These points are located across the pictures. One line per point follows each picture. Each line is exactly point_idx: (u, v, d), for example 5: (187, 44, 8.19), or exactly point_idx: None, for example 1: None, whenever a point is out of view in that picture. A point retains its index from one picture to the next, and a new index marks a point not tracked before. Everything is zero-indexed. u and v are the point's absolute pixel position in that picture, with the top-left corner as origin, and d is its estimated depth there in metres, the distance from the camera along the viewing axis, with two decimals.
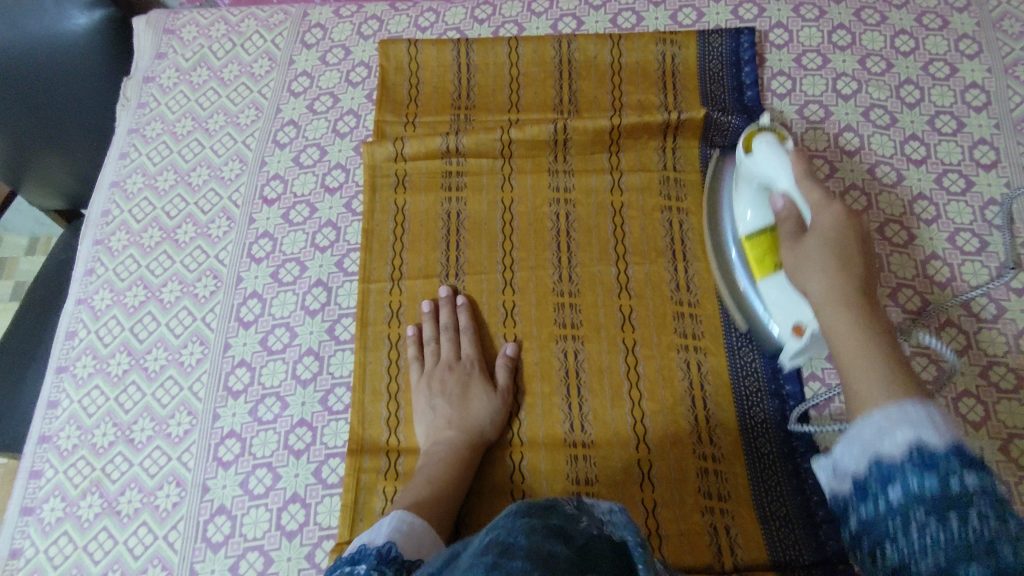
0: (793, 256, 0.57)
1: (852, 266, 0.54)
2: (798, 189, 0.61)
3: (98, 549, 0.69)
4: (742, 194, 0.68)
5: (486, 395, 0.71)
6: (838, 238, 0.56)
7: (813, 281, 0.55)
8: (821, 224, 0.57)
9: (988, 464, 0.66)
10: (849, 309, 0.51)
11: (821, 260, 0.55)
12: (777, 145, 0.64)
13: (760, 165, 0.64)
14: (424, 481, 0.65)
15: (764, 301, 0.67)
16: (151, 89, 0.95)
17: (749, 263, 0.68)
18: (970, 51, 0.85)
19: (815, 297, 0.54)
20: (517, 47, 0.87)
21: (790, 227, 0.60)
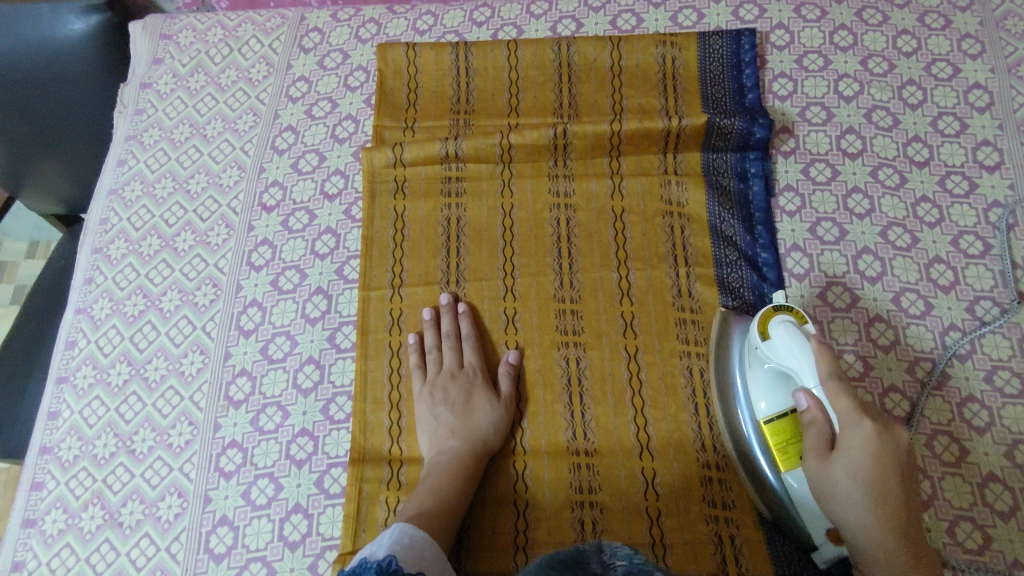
0: (822, 474, 0.56)
1: (889, 500, 0.53)
2: (824, 394, 0.57)
3: (100, 561, 0.69)
4: (756, 379, 0.64)
5: (490, 404, 0.71)
6: (872, 465, 0.54)
7: (850, 515, 0.54)
8: (851, 445, 0.55)
9: (993, 470, 0.66)
10: (902, 568, 0.52)
11: (858, 496, 0.54)
12: (799, 334, 0.60)
13: (782, 351, 0.60)
14: (427, 492, 0.65)
15: (790, 498, 0.62)
16: (148, 95, 0.95)
17: (766, 450, 0.63)
18: (973, 51, 0.85)
19: (855, 533, 0.54)
20: (516, 50, 0.87)
21: (817, 437, 0.57)
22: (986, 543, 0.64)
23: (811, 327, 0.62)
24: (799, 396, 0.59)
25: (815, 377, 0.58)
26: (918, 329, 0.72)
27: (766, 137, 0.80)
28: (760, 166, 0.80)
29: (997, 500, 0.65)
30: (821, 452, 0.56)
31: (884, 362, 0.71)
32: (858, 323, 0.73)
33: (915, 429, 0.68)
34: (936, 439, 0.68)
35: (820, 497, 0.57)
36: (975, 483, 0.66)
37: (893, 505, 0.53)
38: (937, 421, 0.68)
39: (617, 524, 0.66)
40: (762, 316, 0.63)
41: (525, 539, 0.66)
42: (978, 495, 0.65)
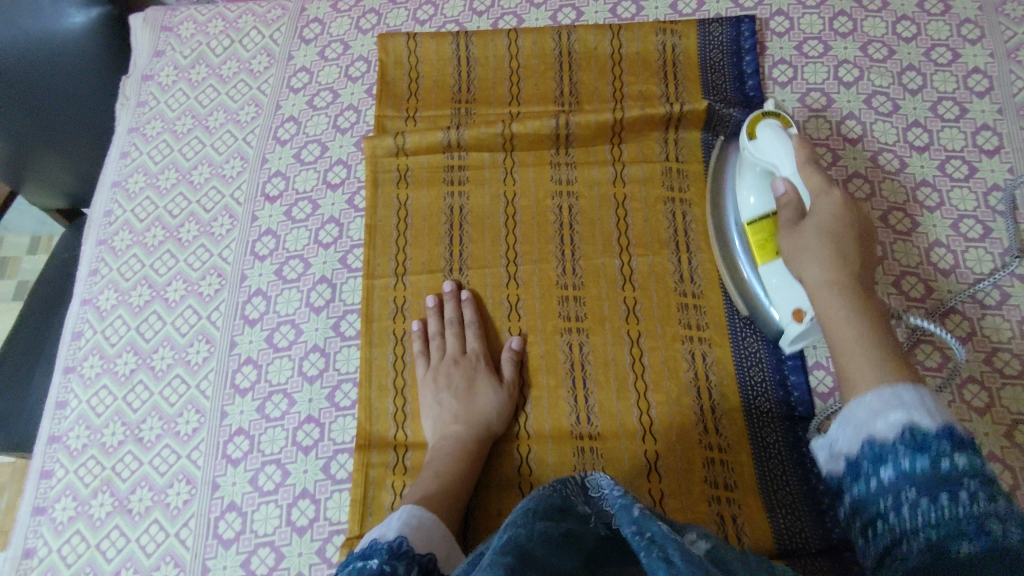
0: (791, 236, 0.64)
1: (846, 258, 0.60)
2: (798, 173, 0.66)
3: (111, 547, 0.70)
4: (744, 180, 0.73)
5: (492, 389, 0.71)
6: (839, 225, 0.62)
7: (809, 267, 0.61)
8: (820, 210, 0.63)
9: (992, 450, 0.67)
10: (846, 296, 0.58)
11: (820, 246, 0.61)
12: (785, 137, 0.68)
13: (766, 149, 0.69)
14: (433, 476, 0.66)
15: (764, 285, 0.70)
16: (150, 87, 0.95)
17: (750, 245, 0.72)
18: (972, 36, 0.85)
19: (811, 281, 0.61)
20: (517, 39, 0.87)
21: (790, 211, 0.66)
22: None
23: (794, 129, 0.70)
24: (778, 186, 0.68)
25: (790, 166, 0.67)
26: (918, 312, 0.73)
27: None
28: None
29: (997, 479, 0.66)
30: (795, 210, 0.66)
31: None
32: None
33: None
34: None
35: (789, 260, 0.64)
36: None
37: (847, 252, 0.61)
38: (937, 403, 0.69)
39: None
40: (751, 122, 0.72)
41: None
42: None
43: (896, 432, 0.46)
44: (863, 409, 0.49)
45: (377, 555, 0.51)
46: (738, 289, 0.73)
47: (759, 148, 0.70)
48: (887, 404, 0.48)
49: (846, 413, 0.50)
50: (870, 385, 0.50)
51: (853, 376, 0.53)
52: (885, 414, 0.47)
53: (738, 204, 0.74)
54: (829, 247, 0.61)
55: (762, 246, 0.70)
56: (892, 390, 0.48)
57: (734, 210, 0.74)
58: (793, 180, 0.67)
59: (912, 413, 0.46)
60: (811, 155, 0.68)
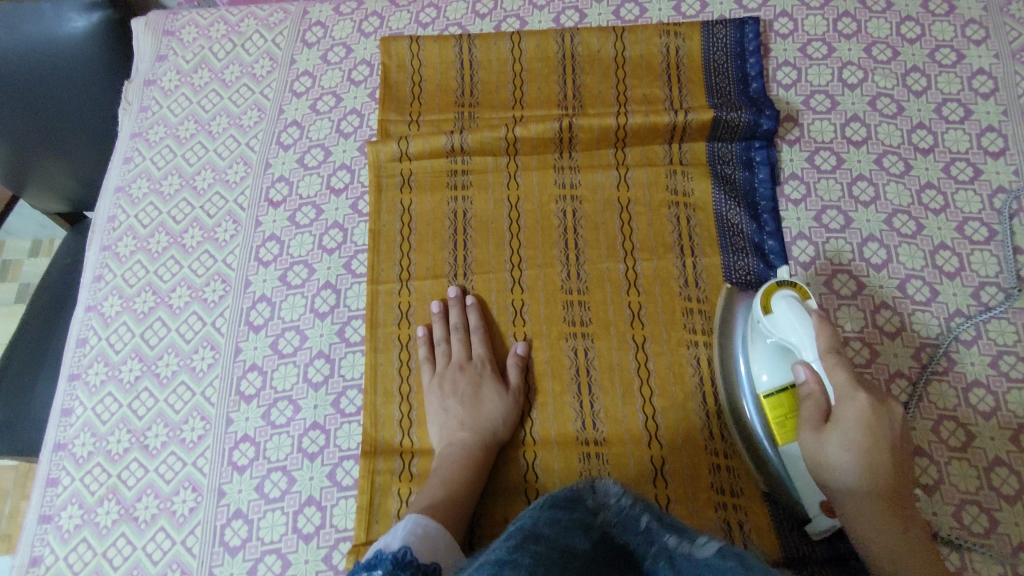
0: (817, 444, 0.58)
1: (882, 461, 0.56)
2: (823, 364, 0.59)
3: (117, 555, 0.70)
4: (759, 352, 0.65)
5: (499, 395, 0.71)
6: (868, 430, 0.57)
7: (840, 485, 0.57)
8: (846, 416, 0.57)
9: (999, 454, 0.67)
10: (886, 522, 0.56)
11: (849, 466, 0.56)
12: (801, 310, 0.62)
13: (783, 326, 0.62)
14: (440, 483, 0.66)
15: (783, 462, 0.64)
16: (153, 92, 0.95)
17: (765, 423, 0.64)
18: (977, 37, 0.85)
19: (847, 505, 0.57)
20: (520, 42, 0.87)
21: (813, 410, 0.59)
22: (992, 526, 0.64)
23: (812, 303, 0.63)
24: (798, 370, 0.61)
25: (811, 351, 0.60)
26: (923, 316, 0.73)
27: (773, 129, 0.79)
28: (765, 154, 0.80)
29: (1003, 484, 0.66)
30: (813, 416, 0.59)
31: (890, 348, 0.72)
32: (864, 310, 0.73)
33: (920, 415, 0.69)
34: (942, 424, 0.68)
35: (816, 469, 0.59)
36: (981, 467, 0.67)
37: (883, 470, 0.56)
38: (943, 407, 0.69)
39: None
40: (765, 290, 0.65)
41: None
42: (984, 479, 0.66)
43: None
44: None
45: (382, 564, 0.52)
46: (755, 464, 0.67)
47: (777, 324, 0.63)
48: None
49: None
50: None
51: None
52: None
53: (749, 373, 0.66)
54: (866, 488, 0.56)
55: (782, 425, 0.63)
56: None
57: (743, 366, 0.67)
58: (815, 374, 0.60)
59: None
60: (833, 333, 0.60)
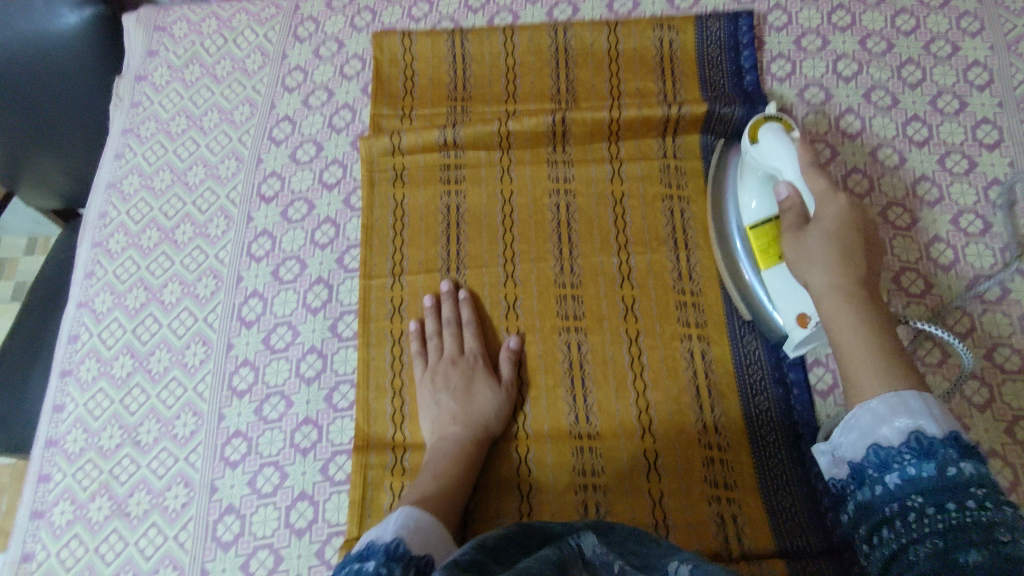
0: (795, 247, 0.61)
1: (855, 258, 0.59)
2: (802, 179, 0.64)
3: (109, 551, 0.70)
4: (750, 181, 0.71)
5: (492, 388, 0.71)
6: (840, 228, 0.60)
7: (813, 277, 0.59)
8: (824, 215, 0.61)
9: (993, 446, 0.67)
10: (848, 304, 0.56)
11: (824, 256, 0.59)
12: (783, 134, 0.66)
13: (767, 151, 0.67)
14: (432, 476, 0.65)
15: (767, 289, 0.69)
16: (144, 88, 0.94)
17: (750, 246, 0.71)
18: (972, 29, 0.84)
19: (815, 289, 0.59)
20: (513, 36, 0.86)
21: (794, 219, 0.63)
22: None
23: (797, 133, 0.67)
24: (780, 188, 0.66)
25: (794, 168, 0.65)
26: (918, 308, 0.73)
27: None
28: None
29: (998, 475, 0.65)
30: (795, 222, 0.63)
31: None
32: None
33: None
34: None
35: (794, 267, 0.61)
36: None
37: (856, 269, 0.58)
38: (938, 399, 0.69)
39: (619, 505, 0.66)
40: (753, 125, 0.69)
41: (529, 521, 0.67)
42: None
43: (902, 439, 0.47)
44: (882, 419, 0.49)
45: (374, 556, 0.51)
46: (743, 297, 0.72)
47: (762, 151, 0.68)
48: (899, 416, 0.48)
49: (864, 410, 0.51)
50: (876, 390, 0.51)
51: (853, 373, 0.53)
52: (895, 417, 0.48)
53: (740, 207, 0.72)
54: (829, 291, 0.57)
55: (766, 248, 0.69)
56: (894, 395, 0.50)
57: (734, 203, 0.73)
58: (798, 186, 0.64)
59: (917, 421, 0.48)
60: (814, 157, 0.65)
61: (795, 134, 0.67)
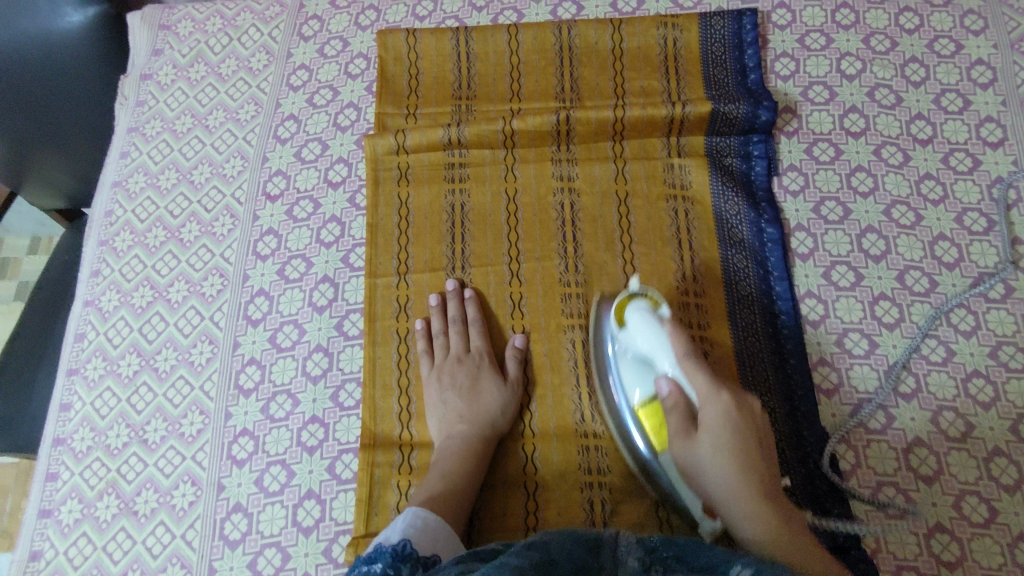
0: (688, 451, 0.59)
1: (755, 473, 0.56)
2: (682, 373, 0.62)
3: (117, 549, 0.70)
4: (631, 370, 0.67)
5: (498, 384, 0.72)
6: (732, 433, 0.57)
7: (715, 483, 0.57)
8: (711, 419, 0.58)
9: (998, 444, 0.67)
10: (776, 523, 0.53)
11: (722, 465, 0.56)
12: (651, 314, 0.66)
13: (637, 333, 0.66)
14: (439, 475, 0.66)
15: (667, 476, 0.63)
16: (149, 86, 0.94)
17: (645, 434, 0.65)
18: (976, 27, 0.84)
19: (715, 492, 0.57)
20: (517, 34, 0.86)
21: (679, 420, 0.61)
22: (991, 516, 0.64)
23: (664, 308, 0.66)
24: (660, 383, 0.64)
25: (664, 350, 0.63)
26: (922, 307, 0.73)
27: (772, 120, 0.79)
28: (764, 147, 0.80)
29: (1003, 473, 0.66)
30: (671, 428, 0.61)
31: (888, 340, 0.72)
32: (862, 302, 0.74)
33: (919, 405, 0.69)
34: (941, 414, 0.69)
35: (698, 477, 0.59)
36: (981, 457, 0.67)
37: (752, 469, 0.56)
38: (942, 397, 0.69)
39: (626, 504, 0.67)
40: (620, 305, 0.69)
41: (535, 520, 0.67)
42: (984, 469, 0.66)
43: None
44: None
45: (382, 559, 0.51)
46: (633, 457, 0.66)
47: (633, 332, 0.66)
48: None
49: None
50: None
51: None
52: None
53: (626, 395, 0.67)
54: (743, 500, 0.55)
55: (658, 433, 0.64)
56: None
57: (616, 375, 0.68)
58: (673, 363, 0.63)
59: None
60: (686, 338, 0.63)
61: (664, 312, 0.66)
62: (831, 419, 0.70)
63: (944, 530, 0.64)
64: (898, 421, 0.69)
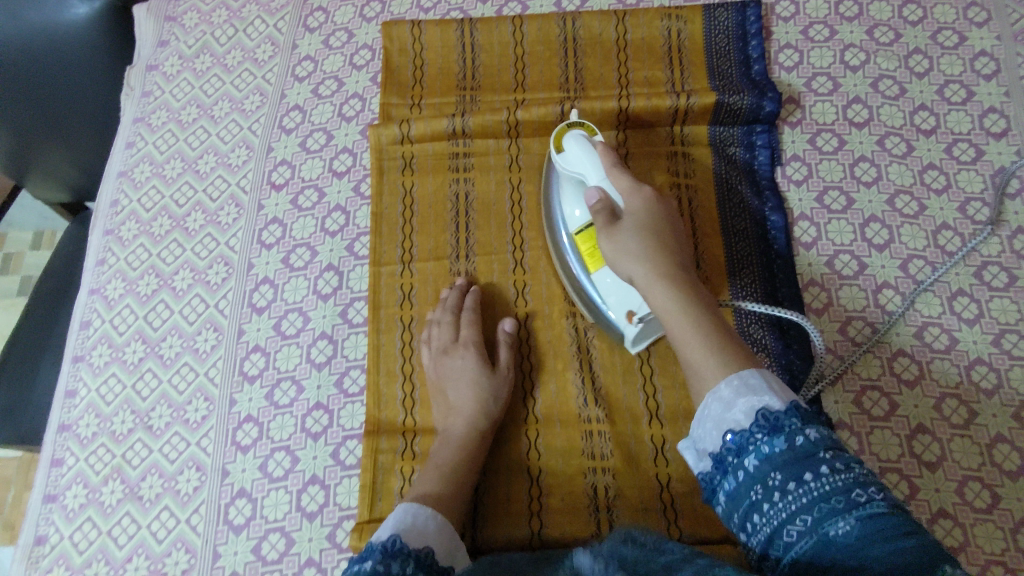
0: (610, 243, 0.64)
1: (670, 265, 0.62)
2: (609, 180, 0.66)
3: (122, 534, 0.70)
4: (567, 190, 0.71)
5: (490, 377, 0.71)
6: (649, 223, 0.64)
7: (634, 268, 0.63)
8: (635, 210, 0.65)
9: (1001, 431, 0.67)
10: (677, 291, 0.60)
11: (637, 248, 0.63)
12: (587, 139, 0.68)
13: (571, 158, 0.68)
14: (438, 475, 0.65)
15: (597, 288, 0.70)
16: (155, 77, 0.95)
17: (580, 255, 0.71)
18: (979, 19, 0.84)
19: (637, 280, 0.63)
20: (522, 25, 0.87)
21: (604, 220, 0.65)
22: (994, 502, 0.65)
23: (598, 137, 0.69)
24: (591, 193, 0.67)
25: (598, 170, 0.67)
26: (925, 295, 0.73)
27: (776, 111, 0.80)
28: (767, 137, 0.80)
29: (1005, 460, 0.66)
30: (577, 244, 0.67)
31: (892, 328, 0.72)
32: (865, 290, 0.74)
33: (923, 392, 0.69)
34: (944, 401, 0.69)
35: (613, 264, 0.65)
36: (983, 444, 0.67)
37: (662, 256, 0.62)
38: (945, 385, 0.69)
39: (628, 489, 0.67)
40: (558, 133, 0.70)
41: (539, 505, 0.67)
42: (987, 456, 0.66)
43: (751, 419, 0.50)
44: (728, 403, 0.52)
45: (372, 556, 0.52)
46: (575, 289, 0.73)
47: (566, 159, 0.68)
48: (742, 397, 0.52)
49: (714, 393, 0.54)
50: (716, 373, 0.54)
51: (697, 371, 0.56)
52: (745, 407, 0.51)
53: (565, 215, 0.72)
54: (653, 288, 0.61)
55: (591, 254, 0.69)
56: (738, 374, 0.53)
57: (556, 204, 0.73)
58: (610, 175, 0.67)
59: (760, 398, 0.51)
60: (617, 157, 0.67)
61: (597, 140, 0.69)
62: (835, 407, 0.70)
63: (947, 515, 0.64)
64: (901, 408, 0.69)
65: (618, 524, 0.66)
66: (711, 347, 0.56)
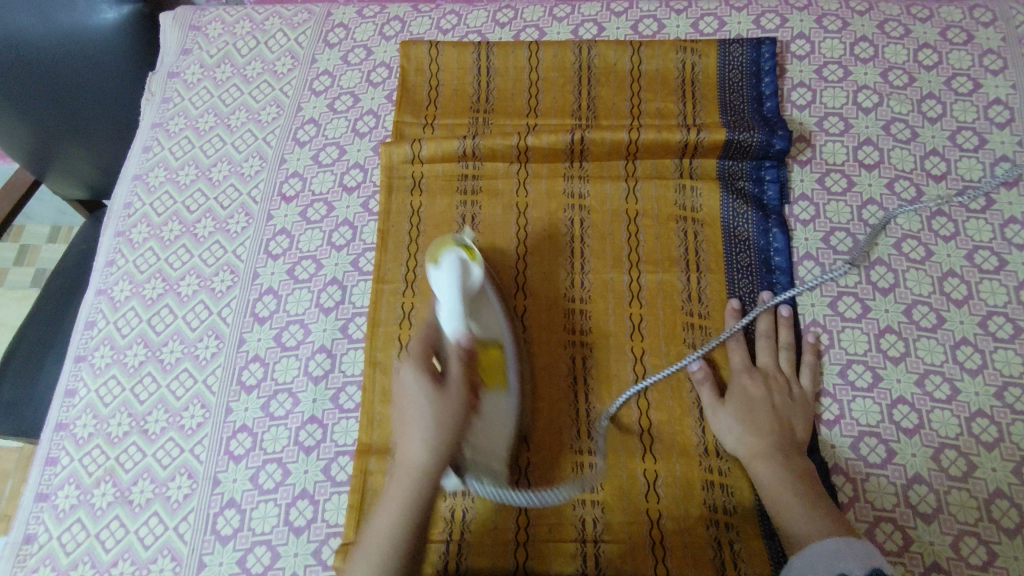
0: (713, 415, 0.69)
1: (765, 430, 0.66)
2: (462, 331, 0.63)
3: (110, 537, 0.71)
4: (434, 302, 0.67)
5: (441, 395, 0.59)
6: (749, 406, 0.68)
7: (729, 437, 0.68)
8: (735, 395, 0.69)
9: (999, 486, 0.66)
10: (770, 452, 0.65)
11: (735, 419, 0.68)
12: (462, 264, 0.65)
13: (443, 283, 0.64)
14: (389, 543, 0.55)
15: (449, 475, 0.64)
16: (175, 84, 0.96)
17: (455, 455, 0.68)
18: (995, 67, 0.85)
19: (736, 447, 0.67)
20: (538, 51, 0.88)
21: (710, 391, 0.70)
22: (990, 559, 0.63)
23: (476, 270, 0.66)
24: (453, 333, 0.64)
25: (458, 310, 0.64)
26: (928, 342, 0.72)
27: (785, 149, 0.79)
28: (776, 173, 0.80)
29: (1003, 516, 0.65)
30: (434, 382, 0.59)
31: (893, 373, 0.71)
32: (868, 333, 0.73)
33: (921, 441, 0.68)
34: (943, 452, 0.68)
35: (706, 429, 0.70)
36: (981, 498, 0.66)
37: (761, 424, 0.67)
38: (945, 435, 0.68)
39: (617, 524, 0.67)
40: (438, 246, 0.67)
41: (526, 535, 0.67)
42: (984, 511, 0.65)
43: None
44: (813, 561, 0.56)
45: None
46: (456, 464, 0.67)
47: (441, 279, 0.64)
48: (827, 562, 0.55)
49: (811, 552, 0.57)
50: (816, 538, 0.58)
51: (791, 530, 0.60)
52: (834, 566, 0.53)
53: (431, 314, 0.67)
54: (748, 428, 0.67)
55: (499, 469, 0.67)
56: (825, 547, 0.56)
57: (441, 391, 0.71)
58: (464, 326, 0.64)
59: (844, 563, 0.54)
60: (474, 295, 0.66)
61: (476, 270, 0.66)
62: (831, 451, 0.69)
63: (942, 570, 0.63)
64: (898, 456, 0.68)
65: (604, 559, 0.65)
66: (812, 516, 0.60)
